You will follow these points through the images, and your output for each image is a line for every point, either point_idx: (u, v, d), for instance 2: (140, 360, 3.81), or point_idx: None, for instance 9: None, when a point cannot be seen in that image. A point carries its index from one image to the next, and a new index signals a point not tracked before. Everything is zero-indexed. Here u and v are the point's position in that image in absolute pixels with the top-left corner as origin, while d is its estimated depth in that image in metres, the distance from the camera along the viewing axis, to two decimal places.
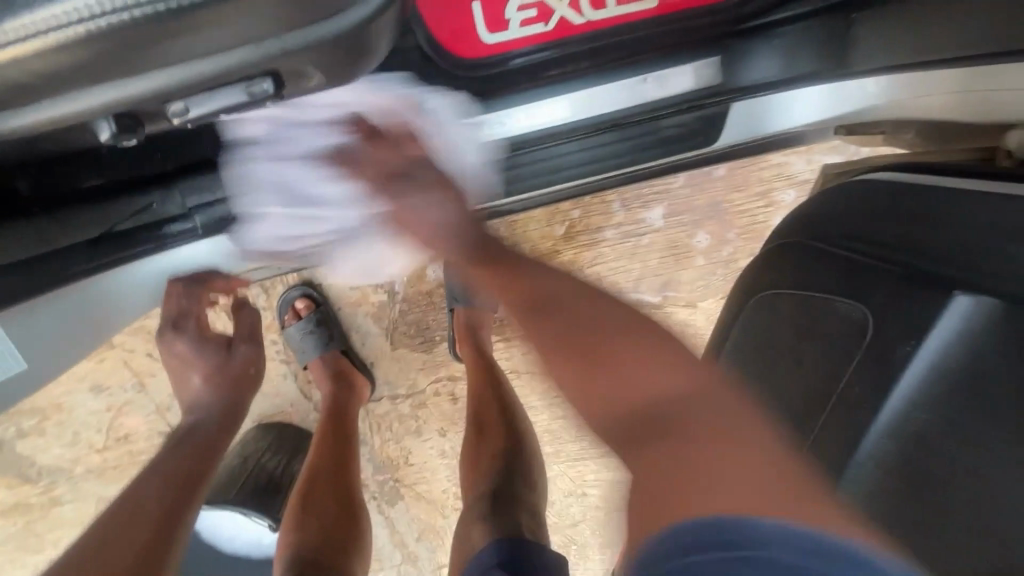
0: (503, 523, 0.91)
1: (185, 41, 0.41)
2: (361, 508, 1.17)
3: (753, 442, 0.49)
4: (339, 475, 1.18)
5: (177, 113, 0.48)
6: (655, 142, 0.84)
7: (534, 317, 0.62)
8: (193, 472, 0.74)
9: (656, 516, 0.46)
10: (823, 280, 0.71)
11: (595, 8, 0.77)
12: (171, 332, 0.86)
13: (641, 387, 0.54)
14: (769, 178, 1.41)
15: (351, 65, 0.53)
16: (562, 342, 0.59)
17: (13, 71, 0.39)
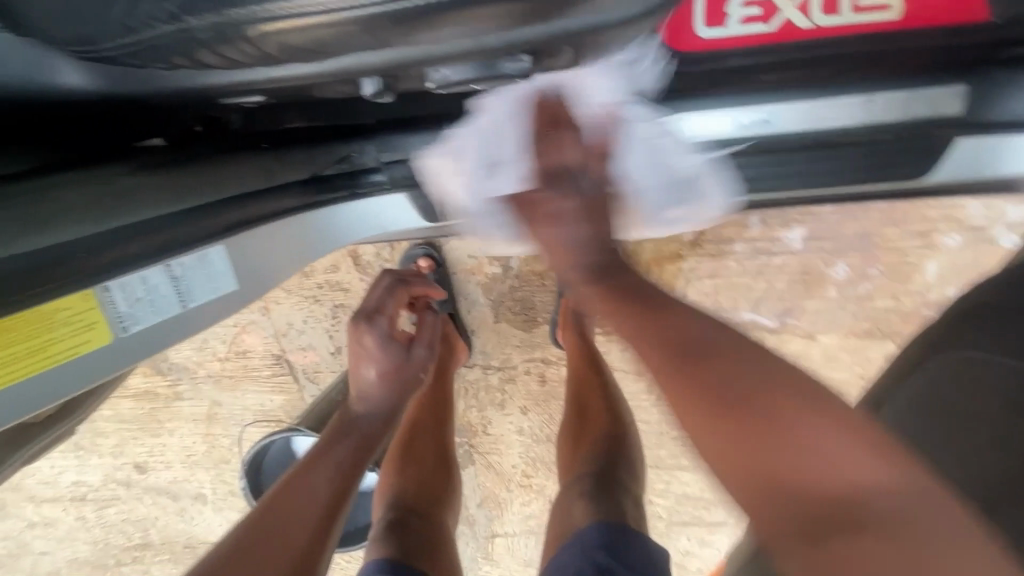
0: (607, 507, 0.91)
1: (477, 26, 0.37)
2: (454, 464, 1.21)
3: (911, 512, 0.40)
4: (438, 431, 1.22)
5: (435, 73, 0.48)
6: (865, 166, 0.76)
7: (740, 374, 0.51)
8: (349, 473, 0.75)
9: None
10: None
11: (827, 12, 0.66)
12: (364, 322, 0.88)
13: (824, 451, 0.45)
14: (933, 218, 1.24)
15: (604, 46, 0.48)
16: (679, 357, 0.55)
17: (295, 38, 0.35)
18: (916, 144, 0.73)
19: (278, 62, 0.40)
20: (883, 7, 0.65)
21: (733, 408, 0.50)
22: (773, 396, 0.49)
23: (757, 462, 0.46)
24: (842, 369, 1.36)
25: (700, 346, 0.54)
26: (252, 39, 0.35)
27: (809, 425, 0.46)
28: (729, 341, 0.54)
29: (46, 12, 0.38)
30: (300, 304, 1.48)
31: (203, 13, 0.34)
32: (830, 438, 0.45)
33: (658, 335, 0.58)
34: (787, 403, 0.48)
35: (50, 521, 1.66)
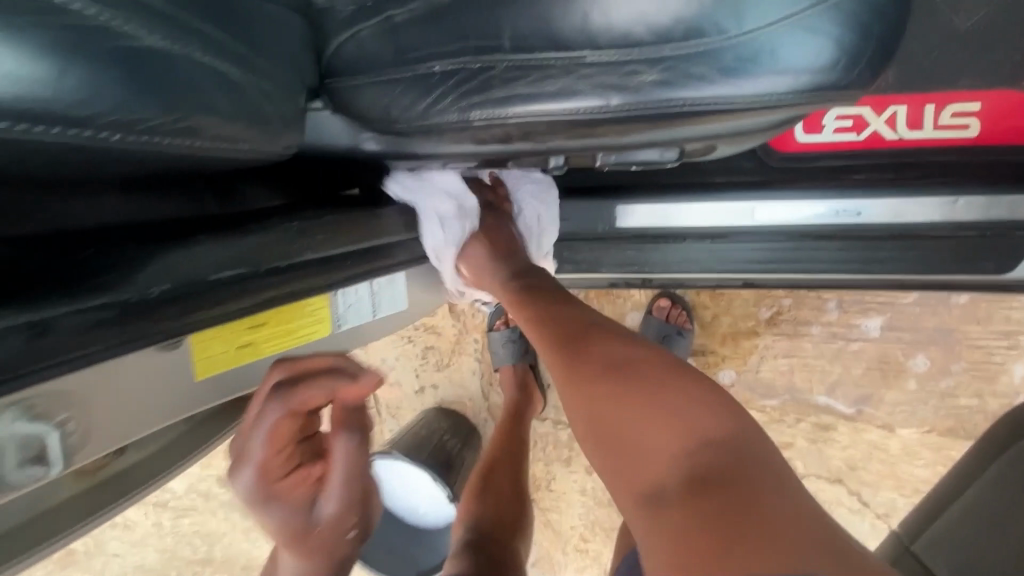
0: None
1: (662, 129, 0.50)
2: (527, 502, 1.24)
3: (742, 431, 0.53)
4: (515, 468, 1.27)
5: (607, 155, 0.63)
6: (946, 260, 0.84)
7: (640, 346, 0.63)
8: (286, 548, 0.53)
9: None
10: None
11: (912, 127, 0.81)
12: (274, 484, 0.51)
13: (693, 418, 0.53)
14: (1018, 320, 1.26)
15: (738, 145, 0.62)
16: (569, 334, 0.67)
17: (541, 125, 0.51)
18: (994, 244, 0.81)
19: (511, 143, 0.56)
20: (962, 126, 0.80)
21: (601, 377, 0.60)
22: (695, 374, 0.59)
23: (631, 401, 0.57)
24: (921, 465, 1.34)
25: (571, 310, 0.71)
26: (512, 129, 0.52)
27: (662, 375, 0.58)
28: (590, 317, 0.70)
29: (370, 99, 0.56)
30: (392, 341, 1.52)
31: (485, 110, 0.52)
32: (712, 400, 0.55)
33: (558, 318, 0.70)
34: (631, 353, 0.62)
35: (129, 523, 1.66)
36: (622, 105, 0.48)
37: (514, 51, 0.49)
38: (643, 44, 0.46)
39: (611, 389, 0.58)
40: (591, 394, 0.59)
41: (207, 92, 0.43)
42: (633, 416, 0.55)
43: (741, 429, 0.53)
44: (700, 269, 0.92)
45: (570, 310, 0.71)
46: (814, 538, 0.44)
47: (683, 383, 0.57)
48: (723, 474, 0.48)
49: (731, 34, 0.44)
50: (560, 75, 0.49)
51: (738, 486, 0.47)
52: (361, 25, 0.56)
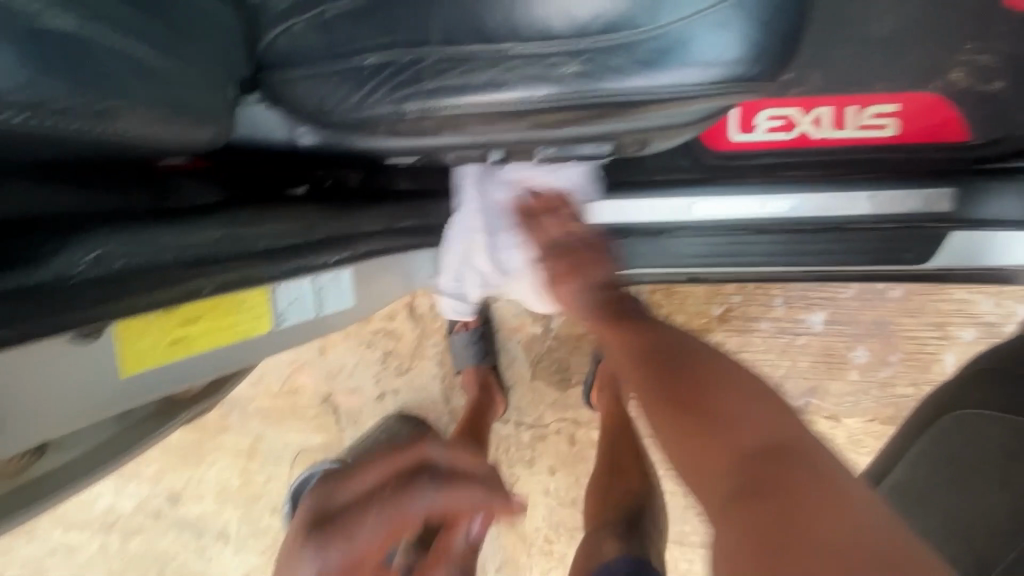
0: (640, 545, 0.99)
1: (589, 120, 0.52)
2: None
3: (803, 443, 0.47)
4: None
5: (546, 149, 0.65)
6: (872, 250, 0.89)
7: (690, 362, 0.58)
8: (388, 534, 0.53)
9: None
10: (992, 402, 0.74)
11: (836, 127, 0.86)
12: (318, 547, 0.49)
13: (750, 431, 0.49)
14: (948, 312, 1.34)
15: (671, 138, 0.64)
16: (644, 348, 0.64)
17: (473, 115, 0.52)
18: (915, 236, 0.87)
19: (446, 135, 0.56)
20: (880, 127, 0.86)
21: (681, 382, 0.56)
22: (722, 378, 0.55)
23: (698, 402, 0.53)
24: (865, 453, 1.41)
25: (615, 315, 0.74)
26: (446, 121, 0.53)
27: (713, 378, 0.55)
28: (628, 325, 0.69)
29: (304, 92, 0.56)
30: (353, 347, 1.49)
31: (418, 102, 0.52)
32: (749, 400, 0.52)
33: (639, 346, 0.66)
34: (719, 360, 0.57)
35: (72, 547, 1.57)
36: (549, 97, 0.49)
37: (445, 43, 0.50)
38: (565, 37, 0.48)
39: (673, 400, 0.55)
40: (649, 396, 0.58)
41: (125, 79, 0.43)
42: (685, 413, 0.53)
43: (785, 428, 0.49)
44: (651, 264, 0.94)
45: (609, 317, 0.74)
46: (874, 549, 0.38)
47: (717, 399, 0.52)
48: (772, 479, 0.44)
49: (646, 29, 0.47)
50: (488, 66, 0.50)
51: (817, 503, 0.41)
52: (296, 18, 0.56)
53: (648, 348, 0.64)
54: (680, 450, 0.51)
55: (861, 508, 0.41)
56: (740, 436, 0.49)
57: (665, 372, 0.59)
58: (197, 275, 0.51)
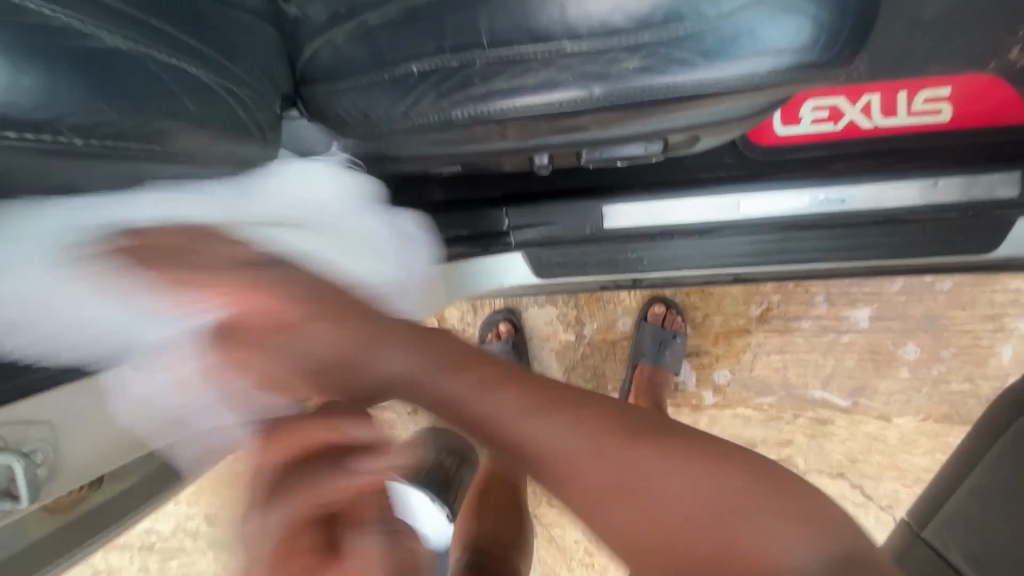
0: None
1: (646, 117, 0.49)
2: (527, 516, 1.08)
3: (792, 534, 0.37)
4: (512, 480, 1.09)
5: (593, 151, 0.62)
6: (929, 241, 0.84)
7: (606, 458, 0.42)
8: (314, 500, 0.38)
9: None
10: None
11: (886, 115, 0.83)
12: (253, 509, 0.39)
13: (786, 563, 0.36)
14: (1002, 303, 1.28)
15: (725, 131, 0.61)
16: (549, 455, 0.43)
17: (524, 116, 0.50)
18: (976, 225, 0.82)
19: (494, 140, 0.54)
20: (936, 112, 0.82)
21: (632, 502, 0.40)
22: (687, 504, 0.39)
23: (672, 534, 0.39)
24: (920, 454, 1.34)
25: (519, 409, 0.46)
26: (495, 126, 0.51)
27: (695, 510, 0.39)
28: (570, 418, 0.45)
29: (347, 104, 0.55)
30: None
31: (467, 108, 0.50)
32: (656, 473, 0.41)
33: (557, 444, 0.43)
34: (623, 447, 0.42)
35: (112, 571, 1.57)
36: (604, 95, 0.47)
37: (492, 45, 0.49)
38: (621, 31, 0.46)
39: (677, 556, 0.38)
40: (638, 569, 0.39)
41: (178, 97, 0.43)
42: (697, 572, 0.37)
43: (797, 530, 0.37)
44: (693, 267, 0.91)
45: (507, 399, 0.46)
46: None
47: (689, 539, 0.38)
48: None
49: (707, 17, 0.44)
50: (540, 67, 0.48)
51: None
52: (335, 31, 0.55)
53: (575, 464, 0.43)
54: None
55: None
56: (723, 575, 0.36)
57: (606, 484, 0.41)
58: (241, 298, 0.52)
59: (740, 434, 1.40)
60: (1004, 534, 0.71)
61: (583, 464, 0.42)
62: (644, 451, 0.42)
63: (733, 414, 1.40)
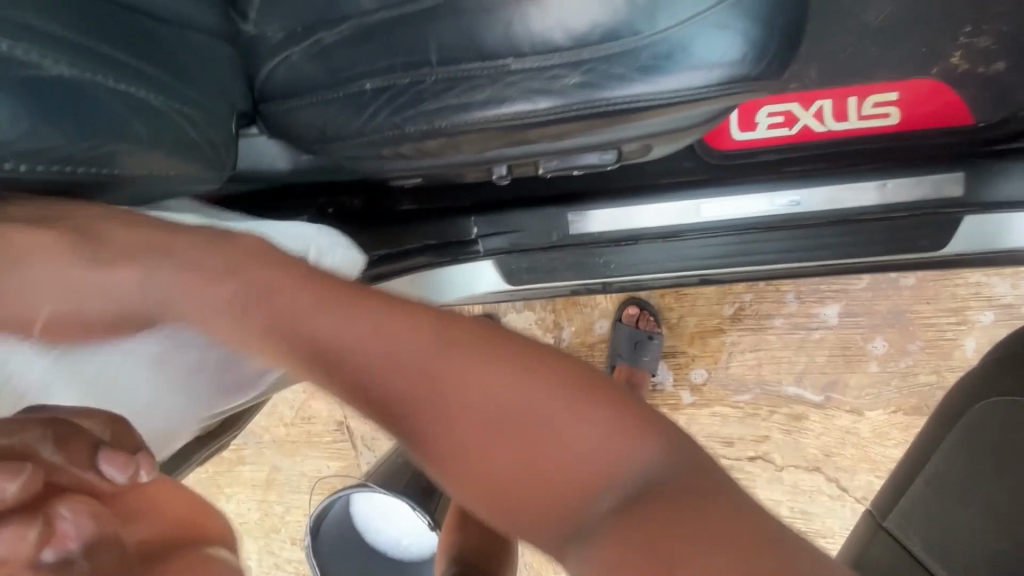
0: None
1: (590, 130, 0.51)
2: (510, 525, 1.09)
3: (607, 423, 0.40)
4: None
5: (550, 161, 0.64)
6: (884, 240, 0.87)
7: (430, 362, 0.43)
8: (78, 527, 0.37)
9: None
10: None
11: (838, 119, 0.86)
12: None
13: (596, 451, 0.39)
14: (964, 296, 1.32)
15: (677, 141, 0.63)
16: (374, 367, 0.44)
17: (475, 130, 0.51)
18: (928, 222, 0.85)
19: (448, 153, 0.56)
20: (884, 115, 0.85)
21: (451, 406, 0.42)
22: (506, 408, 0.41)
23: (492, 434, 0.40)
24: (892, 446, 1.38)
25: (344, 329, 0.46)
26: (449, 140, 0.53)
27: (521, 408, 0.41)
28: (394, 331, 0.46)
29: (305, 121, 0.56)
30: None
31: (420, 123, 0.52)
32: (482, 376, 0.42)
33: (381, 349, 0.45)
34: (451, 357, 0.43)
35: None
36: (549, 109, 0.49)
37: (442, 62, 0.50)
38: (562, 48, 0.47)
39: (496, 450, 0.40)
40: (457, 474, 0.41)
41: (129, 124, 0.46)
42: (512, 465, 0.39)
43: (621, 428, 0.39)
44: (658, 270, 0.93)
45: (335, 315, 0.48)
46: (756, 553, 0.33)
47: (502, 440, 0.40)
48: (687, 539, 0.34)
49: (644, 34, 0.46)
50: (488, 84, 0.49)
51: (718, 531, 0.34)
52: (292, 49, 0.56)
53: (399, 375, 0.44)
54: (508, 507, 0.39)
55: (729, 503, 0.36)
56: (563, 482, 0.38)
57: (427, 388, 0.43)
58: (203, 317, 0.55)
59: (718, 432, 1.42)
60: (959, 520, 0.73)
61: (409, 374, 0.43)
62: (466, 356, 0.43)
63: (711, 413, 1.42)
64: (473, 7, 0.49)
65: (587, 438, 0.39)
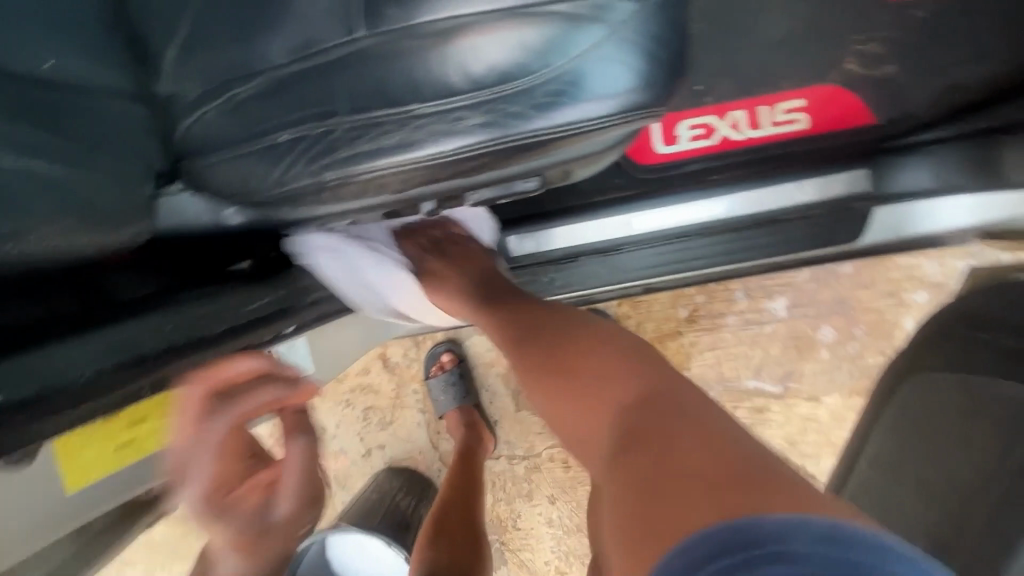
0: None
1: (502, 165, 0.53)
2: (483, 540, 1.11)
3: (693, 407, 0.55)
4: (466, 508, 1.13)
5: (476, 193, 0.66)
6: (808, 236, 0.91)
7: (590, 347, 0.67)
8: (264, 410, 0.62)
9: (647, 519, 0.45)
10: (953, 363, 0.76)
11: (753, 127, 0.91)
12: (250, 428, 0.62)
13: (684, 410, 0.55)
14: (899, 279, 1.39)
15: (590, 165, 0.66)
16: (540, 330, 0.73)
17: (390, 173, 0.53)
18: (846, 217, 0.90)
19: (369, 196, 0.57)
20: (793, 121, 0.91)
21: (581, 356, 0.67)
22: (646, 384, 0.60)
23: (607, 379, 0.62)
24: (851, 427, 1.43)
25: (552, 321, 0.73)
26: (367, 183, 0.54)
27: (620, 369, 0.63)
28: (576, 329, 0.70)
29: (225, 175, 0.57)
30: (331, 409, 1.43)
31: (336, 170, 0.53)
32: (605, 351, 0.66)
33: (534, 321, 0.75)
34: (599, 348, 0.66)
35: None
36: (456, 149, 0.51)
37: (352, 109, 0.52)
38: (463, 92, 0.50)
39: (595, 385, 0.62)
40: (554, 393, 0.66)
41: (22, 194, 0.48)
42: (597, 398, 0.62)
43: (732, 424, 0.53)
44: (600, 283, 0.95)
45: (517, 307, 0.79)
46: (743, 483, 0.45)
47: (624, 390, 0.60)
48: (699, 462, 0.48)
49: (539, 73, 0.49)
50: (396, 129, 0.51)
51: (745, 479, 0.45)
52: (206, 105, 0.57)
53: (571, 339, 0.69)
54: (602, 424, 0.60)
55: (749, 463, 0.48)
56: (643, 417, 0.56)
57: (560, 343, 0.70)
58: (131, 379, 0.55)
59: None
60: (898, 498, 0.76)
61: (549, 336, 0.72)
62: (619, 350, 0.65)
63: None
64: (378, 58, 0.51)
65: (709, 424, 0.52)
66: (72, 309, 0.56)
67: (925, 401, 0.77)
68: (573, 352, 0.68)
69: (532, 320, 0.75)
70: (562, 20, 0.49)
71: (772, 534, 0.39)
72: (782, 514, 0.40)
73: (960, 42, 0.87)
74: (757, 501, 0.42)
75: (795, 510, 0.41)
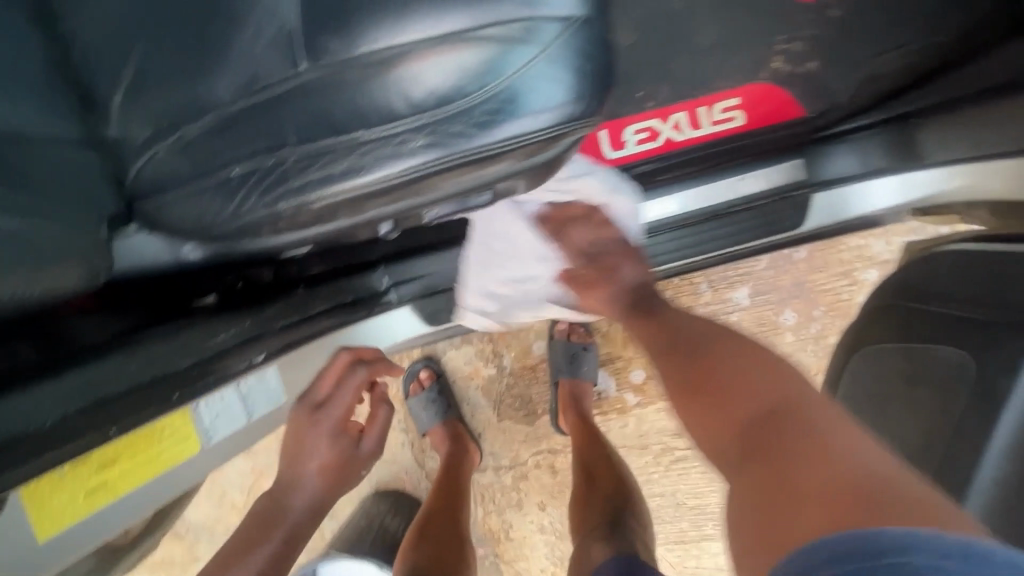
0: (620, 542, 0.95)
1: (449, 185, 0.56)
2: (467, 548, 1.13)
3: (820, 421, 0.56)
4: (449, 517, 1.15)
5: (431, 212, 0.68)
6: (754, 226, 0.96)
7: (713, 348, 0.68)
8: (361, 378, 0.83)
9: (772, 523, 0.52)
10: (899, 333, 0.80)
11: (694, 128, 0.97)
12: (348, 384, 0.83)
13: (818, 424, 0.56)
14: (851, 260, 1.46)
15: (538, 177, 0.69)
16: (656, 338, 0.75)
17: (341, 198, 0.55)
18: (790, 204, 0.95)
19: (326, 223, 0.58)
20: (730, 119, 0.97)
21: (701, 361, 0.68)
22: (765, 388, 0.61)
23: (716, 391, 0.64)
24: None
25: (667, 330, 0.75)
26: (320, 211, 0.56)
27: (744, 373, 0.63)
28: (706, 335, 0.71)
29: (181, 212, 0.58)
30: None
31: (290, 199, 0.55)
32: (736, 356, 0.66)
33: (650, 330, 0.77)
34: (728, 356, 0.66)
35: None
36: (402, 172, 0.54)
37: (301, 141, 0.54)
38: (406, 117, 0.53)
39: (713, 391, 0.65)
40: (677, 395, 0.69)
41: None
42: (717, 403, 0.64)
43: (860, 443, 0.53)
44: None
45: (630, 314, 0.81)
46: (873, 501, 0.48)
47: (745, 397, 0.61)
48: (829, 476, 0.51)
49: (473, 94, 0.53)
50: (343, 156, 0.54)
51: (865, 495, 0.48)
52: (157, 146, 0.58)
53: (693, 345, 0.70)
54: (720, 428, 0.62)
55: (886, 484, 0.49)
56: (768, 425, 0.58)
57: (687, 348, 0.71)
58: (102, 420, 0.55)
59: None
60: None
61: (677, 339, 0.73)
62: (749, 356, 0.65)
63: None
64: (324, 92, 0.54)
65: (837, 429, 0.55)
66: (33, 358, 0.55)
67: (876, 372, 0.81)
68: (691, 355, 0.69)
69: (646, 327, 0.78)
70: (492, 45, 0.53)
71: (887, 552, 0.43)
72: (906, 533, 0.44)
73: (874, 35, 0.94)
74: (873, 518, 0.46)
75: (920, 523, 0.45)
